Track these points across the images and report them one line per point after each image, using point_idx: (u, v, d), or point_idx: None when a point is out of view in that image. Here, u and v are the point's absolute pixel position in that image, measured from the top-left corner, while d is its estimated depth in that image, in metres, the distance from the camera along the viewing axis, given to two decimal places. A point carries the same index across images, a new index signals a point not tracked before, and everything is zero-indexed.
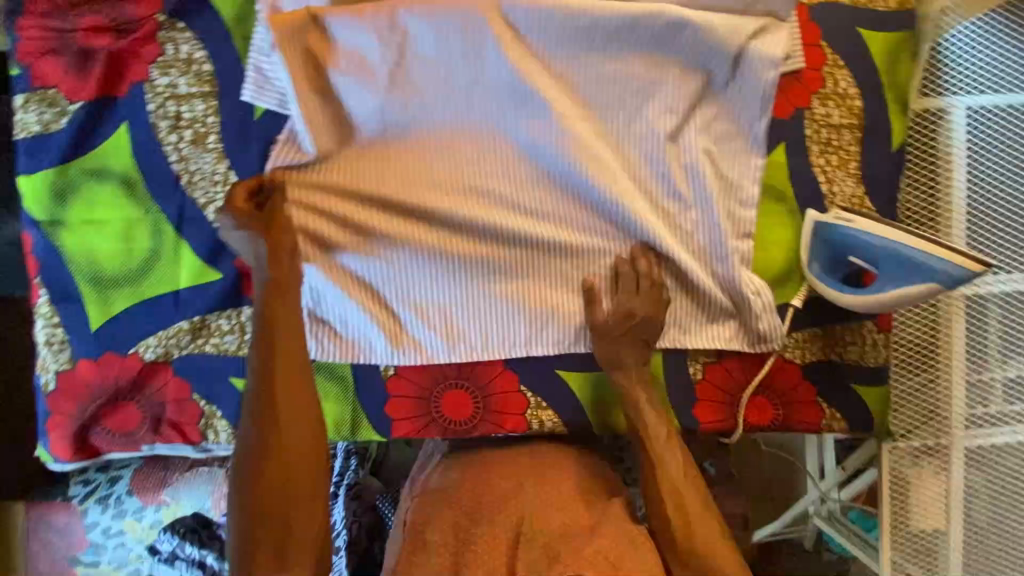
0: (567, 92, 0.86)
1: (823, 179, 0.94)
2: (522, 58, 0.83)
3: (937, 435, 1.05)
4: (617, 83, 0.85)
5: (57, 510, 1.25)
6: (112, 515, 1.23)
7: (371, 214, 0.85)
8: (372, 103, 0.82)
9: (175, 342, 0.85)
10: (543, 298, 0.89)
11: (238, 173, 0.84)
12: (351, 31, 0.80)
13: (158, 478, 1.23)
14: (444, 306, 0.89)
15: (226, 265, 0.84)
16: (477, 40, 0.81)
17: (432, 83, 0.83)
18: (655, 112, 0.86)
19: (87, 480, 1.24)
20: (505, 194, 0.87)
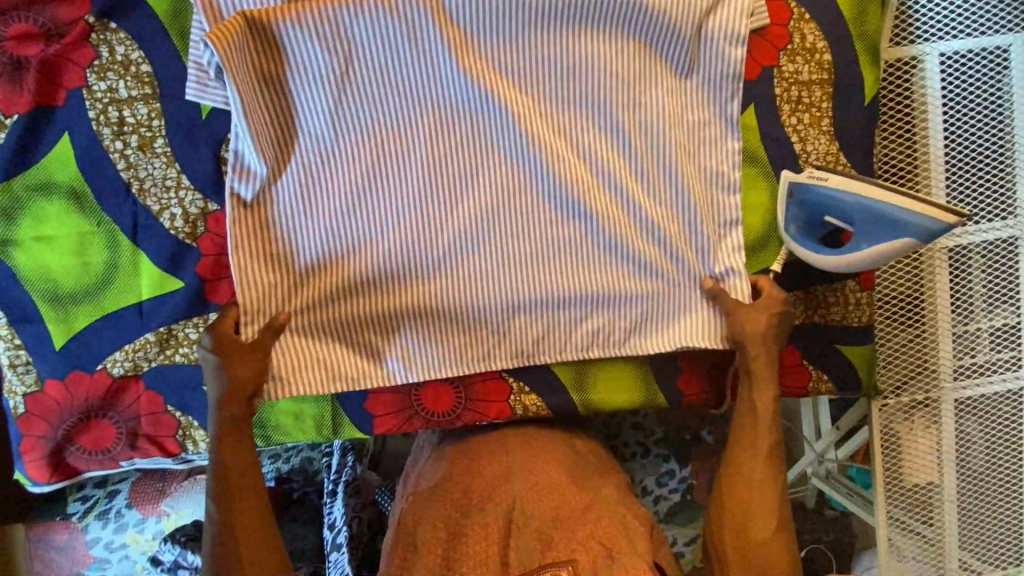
0: (520, 88, 0.84)
1: (796, 139, 0.91)
2: (471, 57, 0.82)
3: (927, 389, 1.04)
4: (572, 79, 0.85)
5: (57, 529, 1.22)
6: (113, 530, 1.22)
7: (323, 231, 0.83)
8: (321, 113, 0.80)
9: (143, 354, 0.83)
10: (504, 307, 0.89)
11: (189, 176, 0.81)
12: (295, 36, 0.77)
13: (157, 489, 1.22)
14: (402, 324, 0.88)
15: (188, 271, 0.82)
16: (426, 46, 0.80)
17: (379, 89, 0.81)
18: (611, 106, 0.86)
19: (84, 496, 1.23)
20: (460, 200, 0.86)
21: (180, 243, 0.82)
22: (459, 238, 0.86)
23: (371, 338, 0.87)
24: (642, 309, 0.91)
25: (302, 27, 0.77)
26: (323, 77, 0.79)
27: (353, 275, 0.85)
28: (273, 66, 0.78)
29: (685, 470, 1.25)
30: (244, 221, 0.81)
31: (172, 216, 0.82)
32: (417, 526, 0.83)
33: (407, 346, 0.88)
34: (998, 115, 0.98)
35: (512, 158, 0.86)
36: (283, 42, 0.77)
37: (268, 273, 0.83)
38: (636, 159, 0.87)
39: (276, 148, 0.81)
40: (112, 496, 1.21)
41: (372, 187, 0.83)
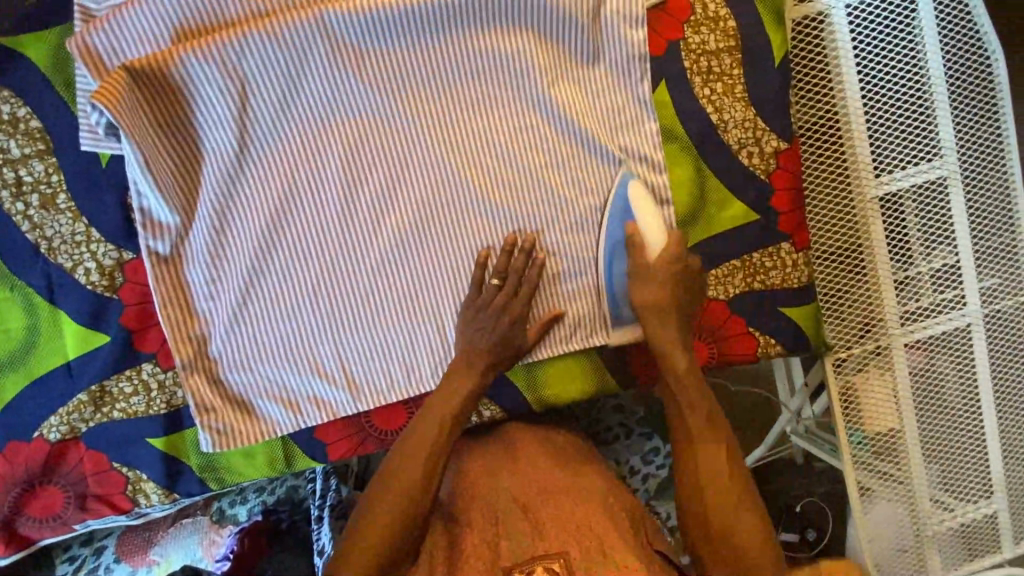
0: (426, 100, 0.83)
1: (712, 109, 0.91)
2: (371, 77, 0.81)
3: (877, 338, 1.05)
4: (479, 86, 0.84)
5: None
6: None
7: (246, 270, 0.82)
8: (226, 152, 0.78)
9: (78, 415, 0.81)
10: (440, 325, 0.88)
11: (98, 228, 0.80)
12: (184, 78, 0.75)
13: (144, 540, 1.20)
14: (338, 356, 0.86)
15: (112, 325, 0.81)
16: (323, 70, 0.79)
17: (280, 120, 0.79)
18: (523, 107, 0.86)
19: (71, 557, 1.19)
20: (380, 221, 0.85)
21: (99, 297, 0.80)
22: (386, 260, 0.86)
23: (310, 374, 0.85)
24: (579, 301, 0.90)
25: (187, 67, 0.74)
26: (219, 115, 0.77)
27: (280, 313, 0.84)
28: (167, 109, 0.75)
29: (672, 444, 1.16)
30: (166, 272, 0.80)
31: (86, 271, 0.80)
32: (417, 542, 0.76)
33: (347, 377, 0.86)
34: (912, 60, 0.98)
35: (428, 173, 0.85)
36: (172, 85, 0.74)
37: (200, 322, 0.83)
38: (555, 157, 0.87)
39: (184, 194, 0.79)
40: (98, 554, 1.16)
41: (290, 222, 0.82)
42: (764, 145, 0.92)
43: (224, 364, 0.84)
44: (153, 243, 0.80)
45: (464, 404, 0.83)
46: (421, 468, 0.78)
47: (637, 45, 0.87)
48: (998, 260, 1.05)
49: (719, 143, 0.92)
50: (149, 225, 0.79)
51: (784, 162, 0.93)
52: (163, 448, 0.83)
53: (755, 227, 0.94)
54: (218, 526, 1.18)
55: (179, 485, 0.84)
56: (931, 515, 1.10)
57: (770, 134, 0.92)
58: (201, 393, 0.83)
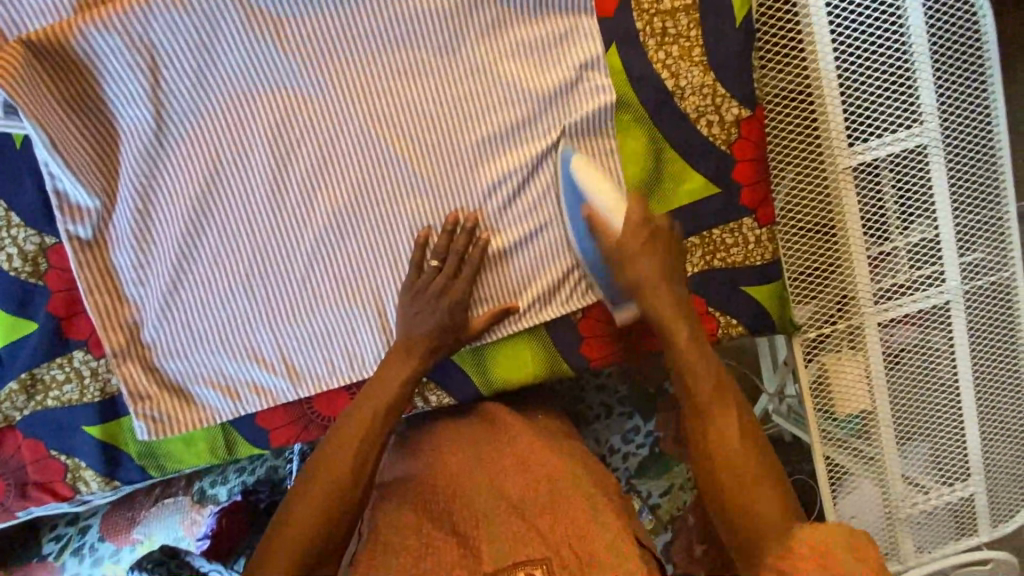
0: (351, 69, 0.78)
1: (667, 74, 0.84)
2: (290, 46, 0.76)
3: (850, 317, 1.00)
4: (410, 56, 0.79)
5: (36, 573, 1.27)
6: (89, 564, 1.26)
7: (173, 254, 0.79)
8: (145, 131, 0.76)
9: (12, 404, 0.80)
10: (380, 307, 0.84)
11: (18, 212, 0.77)
12: (94, 53, 0.72)
13: (127, 519, 1.28)
14: (275, 342, 0.83)
15: (39, 312, 0.79)
16: (238, 40, 0.74)
17: (198, 95, 0.76)
18: (459, 78, 0.81)
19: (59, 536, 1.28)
20: (310, 200, 0.81)
21: (24, 283, 0.78)
22: (320, 241, 0.82)
23: (246, 360, 0.83)
24: (523, 283, 0.87)
25: (93, 42, 0.71)
26: (133, 92, 0.74)
27: (212, 299, 0.81)
28: (78, 87, 0.73)
29: (651, 424, 1.10)
30: (90, 258, 0.78)
31: (9, 257, 0.77)
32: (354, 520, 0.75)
33: (285, 362, 0.84)
34: (887, 18, 0.91)
35: (361, 150, 0.80)
36: (81, 61, 0.72)
37: (128, 308, 0.80)
38: (498, 130, 0.82)
39: (104, 176, 0.76)
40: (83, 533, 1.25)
41: (216, 203, 0.79)
42: (724, 113, 0.86)
43: (157, 351, 0.81)
44: (73, 227, 0.77)
45: (403, 386, 0.81)
46: (354, 449, 0.76)
47: (581, 9, 0.81)
48: (980, 233, 0.99)
49: (677, 114, 0.85)
50: (70, 209, 0.76)
51: (745, 131, 0.87)
52: (100, 436, 0.82)
53: (716, 200, 0.88)
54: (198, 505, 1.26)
55: (119, 472, 0.83)
56: (904, 498, 1.06)
57: (730, 101, 0.86)
58: (133, 379, 0.81)
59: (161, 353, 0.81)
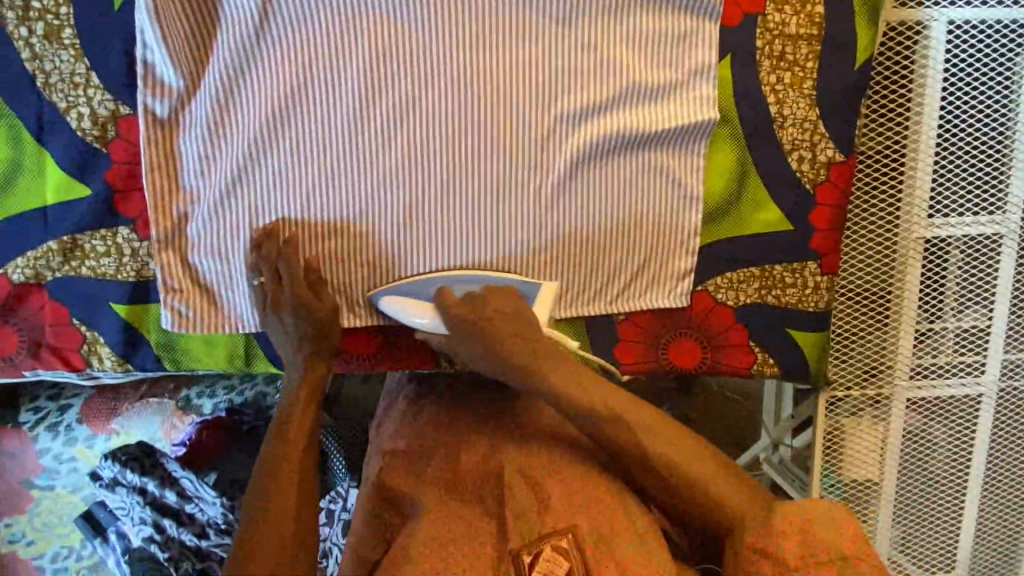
0: (463, 11, 0.77)
1: (773, 99, 0.82)
2: None
3: (881, 386, 0.99)
4: (525, 16, 0.77)
5: (10, 437, 1.58)
6: (62, 441, 1.59)
7: (242, 152, 0.78)
8: (248, 22, 0.74)
9: (46, 263, 0.78)
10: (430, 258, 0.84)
11: (99, 73, 0.75)
12: None
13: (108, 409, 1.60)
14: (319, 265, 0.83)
15: (96, 179, 0.77)
16: None
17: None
18: (566, 49, 0.79)
19: (37, 409, 1.59)
20: (389, 133, 0.80)
21: (88, 146, 0.76)
22: (389, 176, 0.81)
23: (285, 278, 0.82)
24: (570, 273, 0.86)
25: None
26: None
27: (268, 208, 0.80)
28: None
29: None
30: (160, 136, 0.76)
31: (79, 116, 0.75)
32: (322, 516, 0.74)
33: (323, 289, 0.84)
34: (1000, 98, 0.89)
35: (451, 95, 0.79)
36: None
37: (184, 196, 0.79)
38: (591, 112, 0.81)
39: (195, 57, 0.75)
40: (64, 411, 1.58)
41: (297, 113, 0.78)
42: (818, 152, 0.84)
43: (200, 246, 0.80)
44: (152, 102, 0.75)
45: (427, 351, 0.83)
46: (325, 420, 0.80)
47: (706, 13, 0.78)
48: None
49: (772, 142, 0.84)
50: (153, 82, 0.74)
51: (833, 175, 0.85)
52: (125, 317, 0.81)
53: (784, 237, 0.87)
54: (181, 411, 1.52)
55: (135, 357, 0.82)
56: None
57: (827, 142, 0.84)
58: (172, 269, 0.80)
59: (202, 248, 0.80)
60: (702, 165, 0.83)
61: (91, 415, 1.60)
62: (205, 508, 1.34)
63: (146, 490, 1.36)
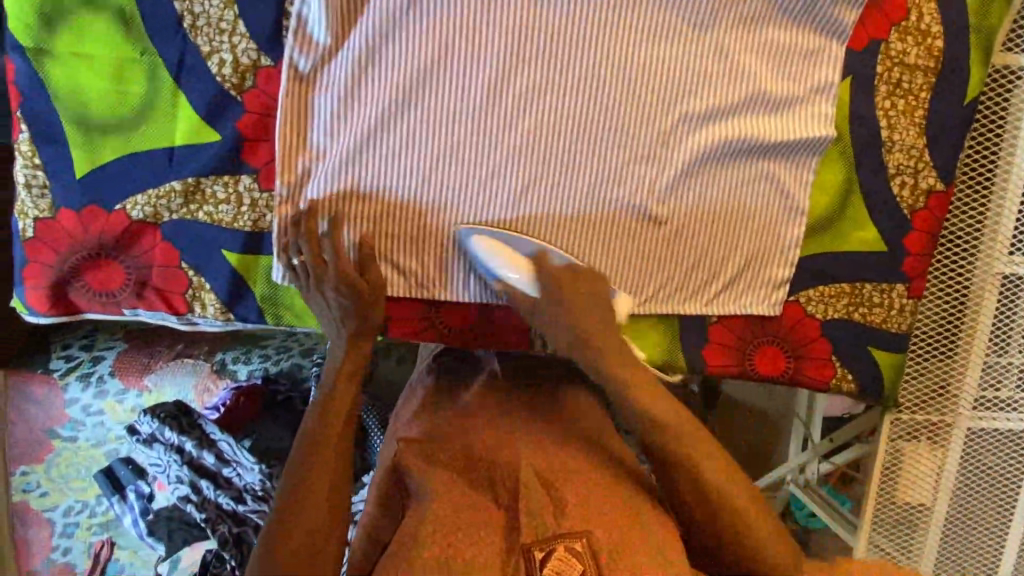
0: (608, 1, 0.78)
1: (885, 124, 0.85)
2: None
3: (942, 413, 1.02)
4: (666, 16, 0.79)
5: (37, 383, 1.56)
6: (92, 394, 1.56)
7: (374, 115, 0.79)
8: None
9: (166, 203, 0.78)
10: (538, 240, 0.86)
11: (247, 22, 0.75)
12: None
13: (139, 367, 1.57)
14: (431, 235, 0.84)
15: (228, 126, 0.78)
16: None
17: None
18: (701, 51, 0.80)
19: (69, 357, 1.57)
20: (517, 113, 0.81)
21: (225, 93, 0.77)
22: (511, 155, 0.83)
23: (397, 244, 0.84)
24: (671, 270, 0.88)
25: None
26: None
27: (390, 174, 0.82)
28: None
29: None
30: (297, 90, 0.77)
31: (221, 62, 0.76)
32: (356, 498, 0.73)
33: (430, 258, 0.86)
34: None
35: (583, 82, 0.81)
36: None
37: (312, 153, 0.80)
38: (714, 115, 0.82)
39: (344, 18, 0.76)
40: (98, 362, 1.56)
41: (431, 85, 0.79)
42: (920, 179, 0.87)
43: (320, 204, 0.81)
44: (297, 58, 0.76)
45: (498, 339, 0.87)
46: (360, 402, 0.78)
47: (836, 34, 0.81)
48: None
49: (879, 164, 0.86)
50: (300, 38, 0.75)
51: (931, 203, 0.88)
52: (234, 266, 0.81)
53: (877, 257, 0.89)
54: (216, 376, 1.54)
55: (238, 307, 0.83)
56: None
57: (930, 170, 0.87)
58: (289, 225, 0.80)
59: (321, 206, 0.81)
60: (810, 180, 0.86)
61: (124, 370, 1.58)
62: (244, 474, 1.34)
63: (184, 448, 1.36)
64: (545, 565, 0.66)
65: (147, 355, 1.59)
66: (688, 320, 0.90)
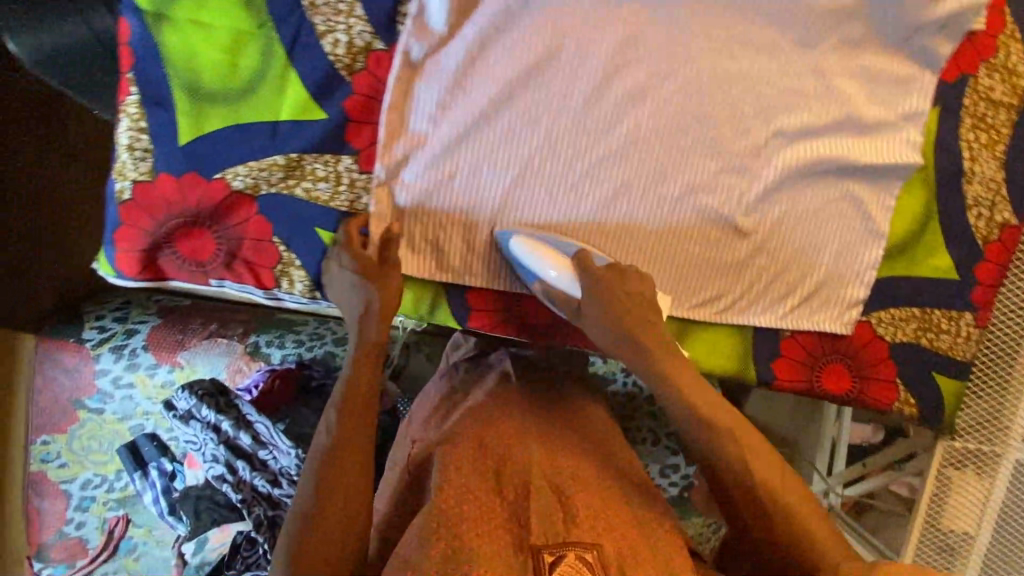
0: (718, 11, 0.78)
1: (967, 156, 0.88)
2: None
3: (993, 441, 1.02)
4: (772, 30, 0.80)
5: (68, 352, 1.54)
6: (123, 365, 1.55)
7: (478, 106, 0.80)
8: None
9: (267, 176, 0.79)
10: (624, 240, 0.88)
11: (365, 6, 0.76)
12: None
13: (175, 340, 1.57)
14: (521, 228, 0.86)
15: (334, 106, 0.78)
16: None
17: None
18: (800, 69, 0.82)
19: (103, 328, 1.56)
20: (616, 115, 0.82)
21: (335, 73, 0.77)
22: (607, 155, 0.84)
23: (487, 234, 0.86)
24: (748, 280, 0.90)
25: None
26: None
27: (488, 165, 0.83)
28: None
29: None
30: (407, 76, 0.78)
31: (335, 42, 0.77)
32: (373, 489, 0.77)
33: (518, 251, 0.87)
34: None
35: (684, 89, 0.82)
36: None
37: (413, 138, 0.80)
38: (807, 132, 0.84)
39: (460, 8, 0.76)
40: (132, 334, 1.56)
41: (536, 83, 0.80)
42: (996, 213, 0.90)
43: (416, 188, 0.82)
44: (412, 44, 0.77)
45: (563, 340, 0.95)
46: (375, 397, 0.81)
47: (929, 65, 0.83)
48: None
49: (958, 195, 0.89)
50: (418, 25, 0.76)
51: (1005, 236, 0.90)
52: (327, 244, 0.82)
53: (948, 285, 0.91)
54: (251, 356, 1.59)
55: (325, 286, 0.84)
56: None
57: (1007, 204, 0.89)
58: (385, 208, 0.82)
59: (421, 195, 0.82)
60: (892, 206, 0.88)
61: (158, 345, 1.57)
62: (280, 457, 1.32)
63: (220, 428, 1.35)
64: (555, 567, 0.69)
65: (181, 330, 1.59)
66: (760, 333, 0.93)
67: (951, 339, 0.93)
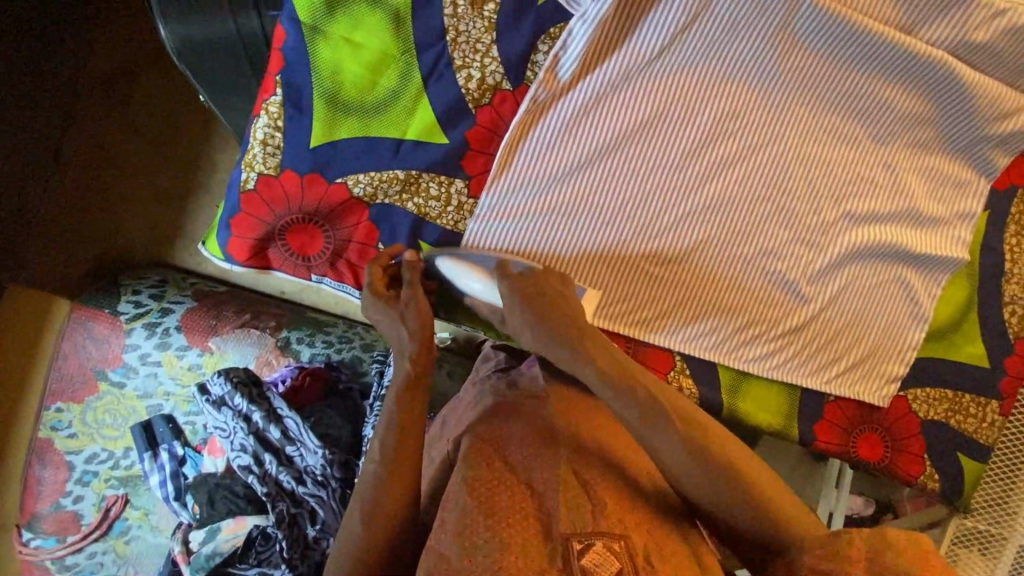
0: (811, 102, 0.87)
1: (1009, 258, 0.97)
2: (788, 53, 0.84)
3: (1001, 522, 1.08)
4: (855, 125, 0.89)
5: (101, 322, 1.49)
6: (153, 343, 1.49)
7: (585, 153, 0.87)
8: (642, 51, 0.83)
9: (385, 187, 0.87)
10: (696, 290, 0.94)
11: (500, 49, 0.83)
12: None
13: (206, 327, 1.50)
14: (605, 266, 0.92)
15: (458, 133, 0.85)
16: (760, 27, 0.82)
17: (697, 49, 0.83)
18: (875, 161, 0.91)
19: (138, 304, 1.50)
20: (707, 178, 0.90)
21: (464, 104, 0.84)
22: (692, 211, 0.91)
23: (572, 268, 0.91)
24: (804, 343, 0.96)
25: None
26: (661, 20, 0.82)
27: (584, 204, 0.89)
28: None
29: None
30: (528, 116, 0.84)
31: (468, 76, 0.84)
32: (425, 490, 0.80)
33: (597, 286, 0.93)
34: None
35: (771, 164, 0.90)
36: None
37: (522, 173, 0.86)
38: (874, 217, 0.92)
39: (585, 64, 0.83)
40: (167, 314, 1.49)
41: (641, 139, 0.87)
42: None
43: (516, 217, 0.88)
44: (540, 93, 0.84)
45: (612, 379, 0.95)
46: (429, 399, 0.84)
47: (985, 173, 0.93)
48: None
49: (997, 291, 0.98)
50: (546, 72, 0.83)
51: None
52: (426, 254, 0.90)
53: (981, 372, 0.99)
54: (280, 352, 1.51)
55: None
56: None
57: None
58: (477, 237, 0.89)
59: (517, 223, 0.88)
60: (939, 293, 0.96)
61: (190, 327, 1.51)
62: (306, 456, 1.34)
63: (251, 418, 1.36)
64: (581, 555, 0.72)
65: (214, 316, 1.52)
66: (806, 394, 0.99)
67: (977, 421, 1.00)
